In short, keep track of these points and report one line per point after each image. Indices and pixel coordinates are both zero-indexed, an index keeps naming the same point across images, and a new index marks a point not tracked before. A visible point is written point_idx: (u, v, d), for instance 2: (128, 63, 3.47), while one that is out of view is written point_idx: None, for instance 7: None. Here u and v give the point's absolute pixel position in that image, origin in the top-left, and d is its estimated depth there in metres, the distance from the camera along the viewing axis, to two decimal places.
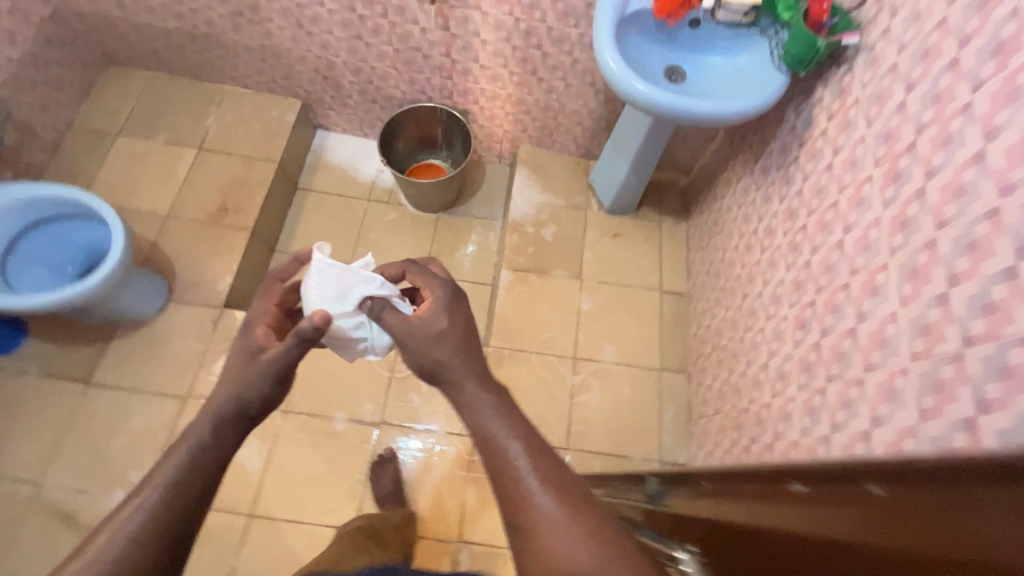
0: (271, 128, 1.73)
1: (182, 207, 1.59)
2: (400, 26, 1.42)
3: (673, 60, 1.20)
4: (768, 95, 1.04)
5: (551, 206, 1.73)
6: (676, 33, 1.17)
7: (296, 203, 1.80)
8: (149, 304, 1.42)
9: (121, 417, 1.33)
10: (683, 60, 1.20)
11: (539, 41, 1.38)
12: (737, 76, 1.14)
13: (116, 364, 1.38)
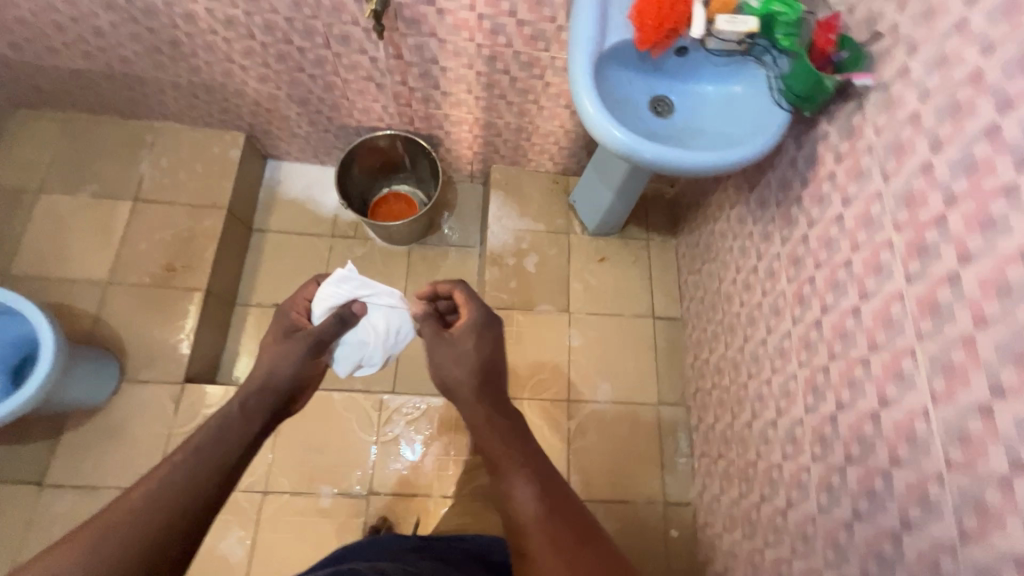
0: (214, 169, 1.55)
1: (124, 271, 1.42)
2: (346, 57, 1.24)
3: (659, 91, 1.07)
4: (768, 138, 0.92)
5: (532, 233, 1.61)
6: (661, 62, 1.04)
7: (253, 247, 1.64)
8: (101, 390, 1.29)
9: (83, 520, 1.22)
10: (671, 90, 1.07)
11: (506, 66, 1.22)
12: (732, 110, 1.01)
13: (70, 461, 1.26)
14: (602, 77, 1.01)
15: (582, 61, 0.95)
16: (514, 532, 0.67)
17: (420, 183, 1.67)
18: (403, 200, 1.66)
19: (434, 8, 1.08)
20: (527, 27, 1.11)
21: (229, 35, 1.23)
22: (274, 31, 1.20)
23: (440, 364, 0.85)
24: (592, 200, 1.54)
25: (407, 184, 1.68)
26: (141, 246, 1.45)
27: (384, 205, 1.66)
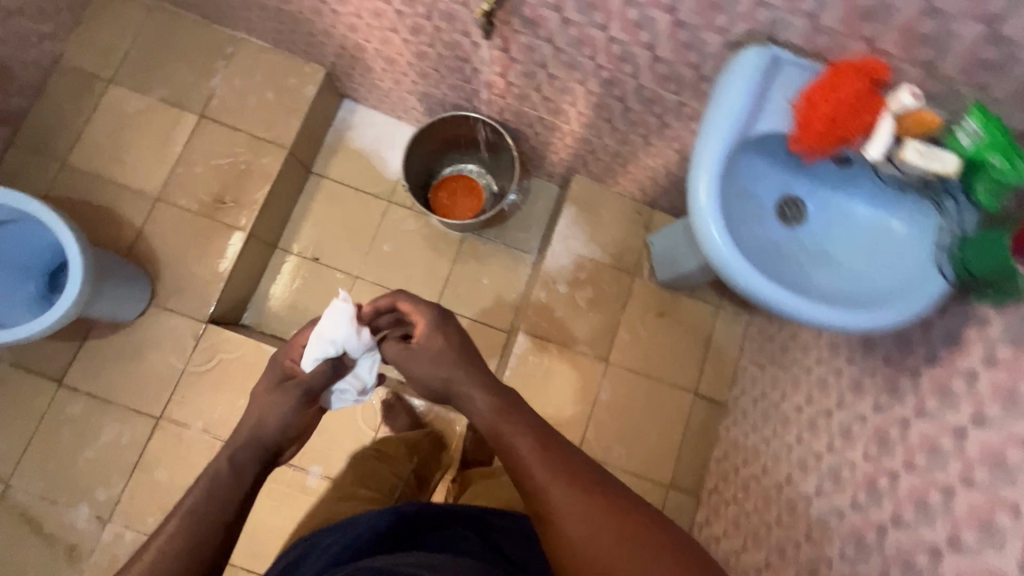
0: (285, 102, 1.44)
1: (175, 191, 1.38)
2: (446, 34, 1.07)
3: (793, 193, 0.88)
4: (911, 311, 0.74)
5: (595, 263, 1.45)
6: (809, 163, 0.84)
7: (308, 191, 1.56)
8: (130, 310, 1.29)
9: (91, 428, 1.27)
10: (808, 196, 0.87)
11: (623, 94, 1.03)
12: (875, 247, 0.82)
13: (90, 368, 1.29)
14: (732, 163, 0.82)
15: (716, 146, 0.77)
16: (530, 501, 0.72)
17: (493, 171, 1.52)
18: (472, 191, 1.52)
19: (559, 16, 0.89)
20: (661, 66, 0.91)
21: None
22: None
23: (421, 372, 0.84)
24: (673, 254, 1.36)
25: (478, 171, 1.53)
26: (196, 168, 1.39)
27: (453, 194, 1.51)
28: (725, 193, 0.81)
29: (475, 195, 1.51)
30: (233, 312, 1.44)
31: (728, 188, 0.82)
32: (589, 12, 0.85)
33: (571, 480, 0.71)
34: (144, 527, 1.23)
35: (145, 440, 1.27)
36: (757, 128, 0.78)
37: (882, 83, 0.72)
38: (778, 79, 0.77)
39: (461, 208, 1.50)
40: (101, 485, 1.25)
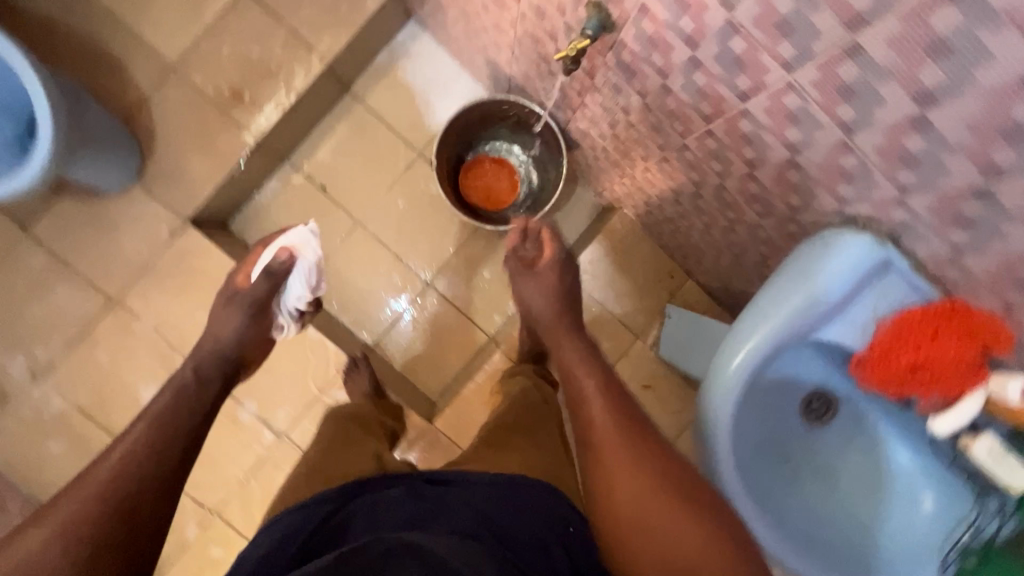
0: (341, 6, 1.23)
1: (191, 65, 1.22)
2: (530, 24, 0.87)
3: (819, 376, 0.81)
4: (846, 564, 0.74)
5: (603, 310, 1.33)
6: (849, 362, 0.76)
7: (338, 112, 1.42)
8: (112, 183, 1.19)
9: (44, 285, 1.23)
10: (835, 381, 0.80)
11: (700, 181, 0.85)
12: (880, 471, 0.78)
13: (58, 226, 1.23)
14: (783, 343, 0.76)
15: (771, 331, 0.72)
16: (584, 444, 0.77)
17: (537, 159, 1.32)
18: (510, 177, 1.32)
19: (660, 81, 0.70)
20: (753, 186, 0.73)
21: None
22: None
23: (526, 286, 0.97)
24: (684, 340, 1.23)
25: (516, 152, 1.33)
26: (221, 48, 1.22)
27: (485, 178, 1.32)
28: (762, 369, 0.77)
29: (511, 183, 1.32)
30: (218, 214, 1.34)
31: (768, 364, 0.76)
32: (697, 97, 0.67)
33: (616, 421, 0.76)
34: (73, 398, 1.24)
35: (94, 316, 1.24)
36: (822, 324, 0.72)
37: (993, 352, 0.62)
38: (875, 285, 0.68)
39: (492, 197, 1.32)
40: (40, 344, 1.23)
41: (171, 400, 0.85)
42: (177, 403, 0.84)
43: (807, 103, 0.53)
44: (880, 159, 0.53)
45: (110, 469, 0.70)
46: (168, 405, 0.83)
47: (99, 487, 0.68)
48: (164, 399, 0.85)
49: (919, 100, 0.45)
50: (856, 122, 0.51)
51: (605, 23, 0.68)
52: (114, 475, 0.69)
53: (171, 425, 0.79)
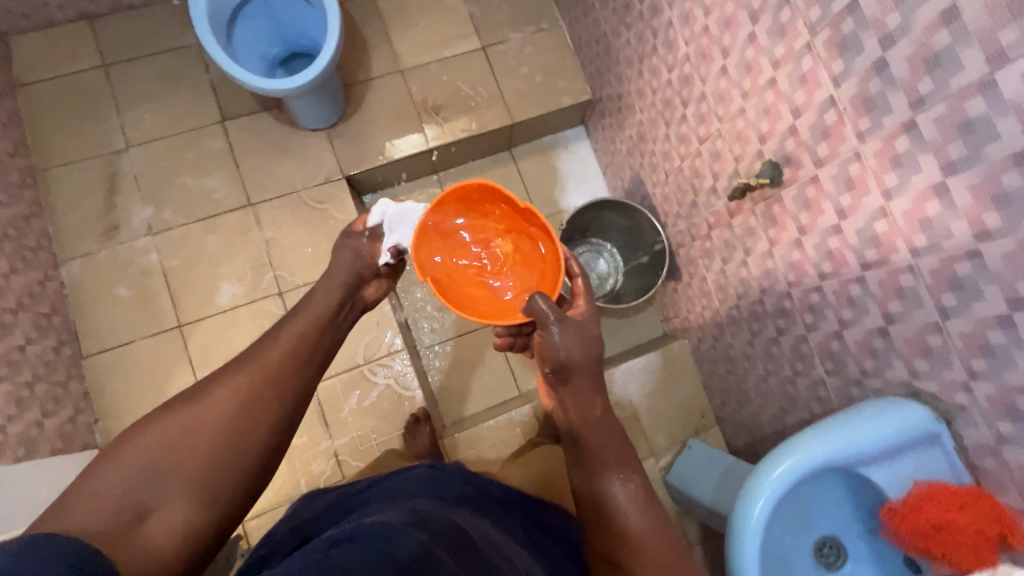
0: (543, 93, 1.56)
1: (417, 77, 1.52)
2: (700, 163, 1.12)
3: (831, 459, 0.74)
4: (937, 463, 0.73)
5: (632, 416, 1.41)
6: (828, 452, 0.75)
7: (493, 159, 1.67)
8: (315, 119, 1.42)
9: (207, 167, 1.41)
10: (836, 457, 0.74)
11: (783, 331, 1.02)
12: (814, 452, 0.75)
13: (247, 132, 1.43)
14: (808, 483, 0.79)
15: (825, 454, 0.74)
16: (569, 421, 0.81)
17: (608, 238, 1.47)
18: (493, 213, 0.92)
19: (796, 235, 0.90)
20: (835, 344, 0.89)
21: (657, 50, 1.13)
22: (685, 86, 1.08)
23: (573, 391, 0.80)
24: (695, 473, 1.29)
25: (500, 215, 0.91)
26: (443, 76, 1.53)
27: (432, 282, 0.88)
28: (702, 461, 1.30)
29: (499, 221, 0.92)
30: (364, 185, 1.54)
31: (784, 508, 0.79)
32: (823, 257, 0.85)
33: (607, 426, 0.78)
34: (166, 260, 1.35)
35: (226, 210, 1.39)
36: (889, 487, 0.75)
37: (1010, 547, 0.66)
38: (891, 463, 0.75)
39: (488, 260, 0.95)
40: (171, 208, 1.37)
41: (293, 337, 0.76)
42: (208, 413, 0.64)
43: (918, 283, 0.70)
44: (962, 345, 0.67)
45: (205, 428, 0.63)
46: (297, 345, 0.75)
47: (234, 398, 0.66)
48: (297, 321, 0.79)
49: (1011, 304, 0.60)
50: (952, 309, 0.67)
51: (775, 178, 0.89)
52: (221, 433, 0.64)
53: (279, 365, 0.72)
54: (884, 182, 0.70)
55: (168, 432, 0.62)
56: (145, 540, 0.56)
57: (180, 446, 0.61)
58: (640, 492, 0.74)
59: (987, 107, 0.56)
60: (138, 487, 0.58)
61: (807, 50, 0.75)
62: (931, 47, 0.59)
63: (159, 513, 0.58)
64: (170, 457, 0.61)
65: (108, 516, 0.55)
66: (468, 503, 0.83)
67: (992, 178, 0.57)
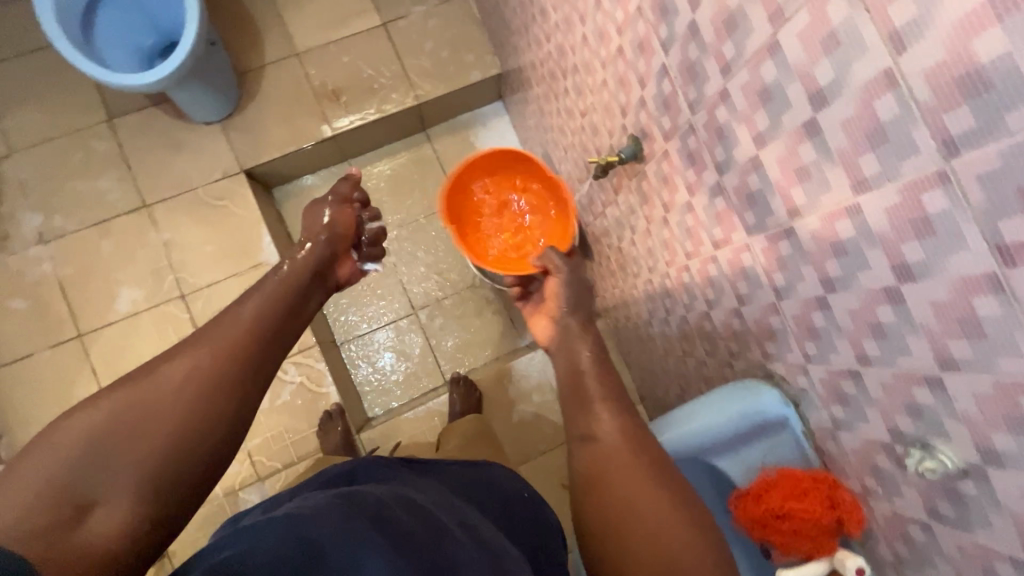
0: (451, 69, 1.48)
1: (314, 60, 1.44)
2: (585, 137, 1.06)
3: (683, 444, 0.74)
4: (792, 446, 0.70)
5: (553, 399, 1.41)
6: (681, 438, 0.74)
7: (409, 142, 1.61)
8: (206, 113, 1.36)
9: (97, 169, 1.35)
10: (691, 443, 0.74)
11: (669, 311, 0.98)
12: (673, 439, 0.74)
13: (136, 129, 1.37)
14: None
15: (670, 443, 0.74)
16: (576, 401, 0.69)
17: None
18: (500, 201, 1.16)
19: (663, 212, 0.85)
20: (707, 325, 0.85)
21: (535, 19, 1.06)
22: (562, 57, 1.01)
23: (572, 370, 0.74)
24: None
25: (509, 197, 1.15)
26: (342, 57, 1.46)
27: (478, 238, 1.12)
28: None
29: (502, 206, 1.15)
30: (270, 178, 1.49)
31: None
32: (685, 235, 0.81)
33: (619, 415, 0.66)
34: (60, 269, 1.31)
35: (120, 212, 1.34)
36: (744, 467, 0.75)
37: (848, 534, 0.64)
38: (742, 445, 0.74)
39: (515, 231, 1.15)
40: (62, 214, 1.33)
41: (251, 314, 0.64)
42: (168, 386, 0.54)
43: (755, 263, 0.66)
44: (796, 328, 0.63)
45: (170, 401, 0.53)
46: None
47: (191, 379, 0.55)
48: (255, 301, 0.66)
49: (824, 285, 0.55)
50: (783, 289, 0.62)
51: (637, 153, 0.83)
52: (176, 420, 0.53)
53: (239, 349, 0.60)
54: (715, 156, 0.65)
55: (113, 416, 0.51)
56: (82, 539, 0.45)
57: (130, 430, 0.51)
58: (654, 470, 0.61)
59: (778, 72, 0.50)
60: (76, 481, 0.47)
61: (640, 14, 0.69)
62: (727, 8, 0.53)
63: (103, 510, 0.47)
64: (116, 444, 0.50)
65: (44, 510, 0.45)
66: (419, 476, 0.76)
67: (793, 152, 0.52)
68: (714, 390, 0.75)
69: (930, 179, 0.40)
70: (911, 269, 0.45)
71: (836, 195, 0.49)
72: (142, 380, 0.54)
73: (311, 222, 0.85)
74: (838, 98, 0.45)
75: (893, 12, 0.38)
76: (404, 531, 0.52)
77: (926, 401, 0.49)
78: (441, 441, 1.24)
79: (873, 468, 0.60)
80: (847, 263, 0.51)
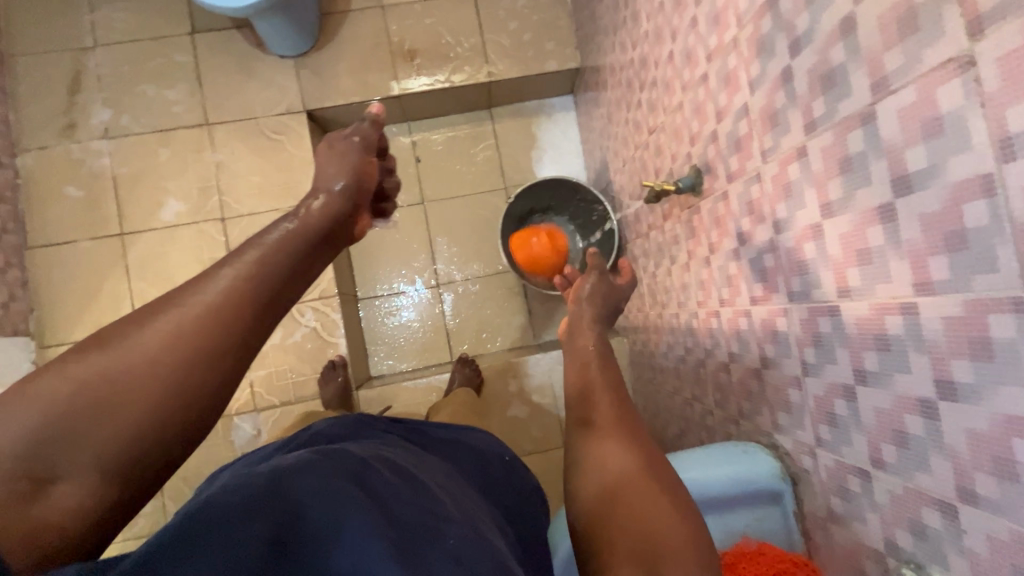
0: (529, 53, 1.45)
1: (397, 16, 1.43)
2: (647, 156, 1.02)
3: None
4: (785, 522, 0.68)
5: (551, 404, 1.41)
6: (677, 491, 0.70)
7: (472, 117, 1.60)
8: (283, 48, 1.37)
9: (170, 78, 1.38)
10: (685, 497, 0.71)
11: (688, 352, 0.95)
12: None
13: (214, 47, 1.39)
14: None
15: None
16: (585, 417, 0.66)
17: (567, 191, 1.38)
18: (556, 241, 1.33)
19: (707, 253, 0.82)
20: (723, 376, 0.82)
21: (626, 23, 1.02)
22: (643, 68, 0.98)
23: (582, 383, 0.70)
24: None
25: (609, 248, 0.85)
26: (425, 19, 1.44)
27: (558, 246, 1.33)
28: None
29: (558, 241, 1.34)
30: (330, 122, 1.50)
31: None
32: (723, 282, 0.78)
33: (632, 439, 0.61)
34: (117, 166, 1.36)
35: (182, 125, 1.38)
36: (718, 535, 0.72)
37: None
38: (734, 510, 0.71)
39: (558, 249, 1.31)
40: (129, 115, 1.37)
41: (229, 291, 0.52)
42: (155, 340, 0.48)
43: (789, 330, 0.62)
44: (813, 409, 0.60)
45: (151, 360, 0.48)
46: None
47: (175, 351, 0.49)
48: (247, 261, 0.55)
49: (856, 375, 0.52)
50: (811, 366, 0.59)
51: (695, 185, 0.80)
52: (144, 402, 0.47)
53: (216, 328, 0.51)
54: (775, 211, 0.62)
55: (83, 386, 0.45)
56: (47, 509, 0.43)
57: (95, 403, 0.45)
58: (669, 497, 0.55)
59: (865, 144, 0.47)
60: (33, 456, 0.43)
61: (734, 45, 0.65)
62: (828, 63, 0.49)
63: (60, 489, 0.44)
64: (81, 420, 0.45)
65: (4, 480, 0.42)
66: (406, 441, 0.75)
67: (860, 230, 0.49)
68: (714, 446, 0.72)
69: (1001, 303, 0.36)
70: (955, 387, 0.41)
71: (894, 288, 0.46)
72: (114, 351, 0.47)
73: (331, 171, 0.70)
74: (924, 189, 0.41)
75: (1009, 114, 0.34)
76: (384, 493, 0.51)
77: (933, 524, 0.46)
78: (431, 416, 1.26)
79: (856, 570, 0.57)
80: (888, 359, 0.48)
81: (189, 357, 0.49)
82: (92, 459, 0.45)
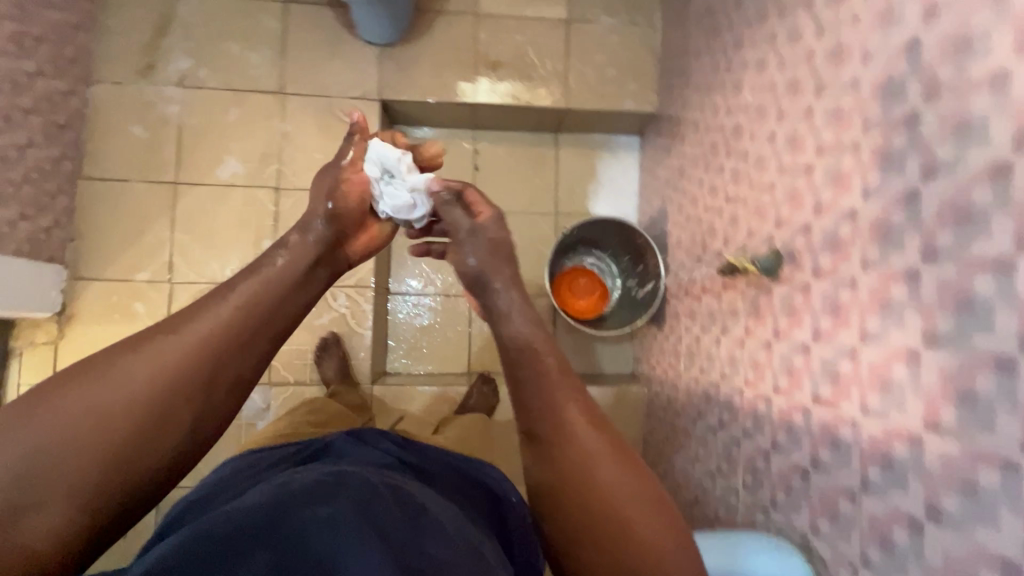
0: (610, 89, 1.46)
1: (489, 26, 1.44)
2: (718, 222, 1.02)
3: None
4: None
5: None
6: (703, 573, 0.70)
7: (538, 137, 1.60)
8: (372, 35, 1.37)
9: (254, 40, 1.38)
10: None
11: (722, 424, 0.95)
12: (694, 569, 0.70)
13: (304, 19, 1.40)
14: None
15: None
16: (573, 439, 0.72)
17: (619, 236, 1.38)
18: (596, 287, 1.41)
19: (770, 337, 0.81)
20: (760, 461, 0.82)
21: (724, 88, 1.02)
22: (734, 137, 0.98)
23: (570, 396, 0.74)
24: None
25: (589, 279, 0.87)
26: (515, 35, 1.45)
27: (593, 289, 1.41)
28: None
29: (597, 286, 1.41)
30: (399, 115, 1.50)
31: None
32: (782, 371, 0.78)
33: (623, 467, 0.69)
34: (185, 116, 1.36)
35: (256, 88, 1.38)
36: None
37: None
38: None
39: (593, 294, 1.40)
40: (207, 67, 1.37)
41: (185, 346, 0.63)
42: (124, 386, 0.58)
43: (855, 442, 0.62)
44: (866, 527, 0.60)
45: (122, 397, 0.58)
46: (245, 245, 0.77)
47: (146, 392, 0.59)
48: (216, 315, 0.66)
49: (929, 510, 0.52)
50: (873, 485, 0.59)
51: (773, 269, 0.80)
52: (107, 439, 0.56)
53: (169, 378, 0.61)
54: (865, 323, 0.62)
55: (66, 416, 0.55)
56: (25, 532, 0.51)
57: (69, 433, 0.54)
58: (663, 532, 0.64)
59: (995, 293, 0.46)
60: (18, 482, 0.51)
61: (853, 149, 0.65)
62: (970, 201, 0.49)
63: (43, 515, 0.52)
64: (60, 449, 0.54)
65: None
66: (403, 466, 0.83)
67: (967, 373, 0.49)
68: (746, 535, 0.72)
69: None
70: None
71: (995, 441, 0.46)
72: (91, 386, 0.57)
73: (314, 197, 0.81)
74: None
75: None
76: (387, 522, 0.59)
77: None
78: (441, 428, 1.25)
79: None
80: (972, 507, 0.48)
81: (142, 399, 0.59)
82: (72, 488, 0.54)
